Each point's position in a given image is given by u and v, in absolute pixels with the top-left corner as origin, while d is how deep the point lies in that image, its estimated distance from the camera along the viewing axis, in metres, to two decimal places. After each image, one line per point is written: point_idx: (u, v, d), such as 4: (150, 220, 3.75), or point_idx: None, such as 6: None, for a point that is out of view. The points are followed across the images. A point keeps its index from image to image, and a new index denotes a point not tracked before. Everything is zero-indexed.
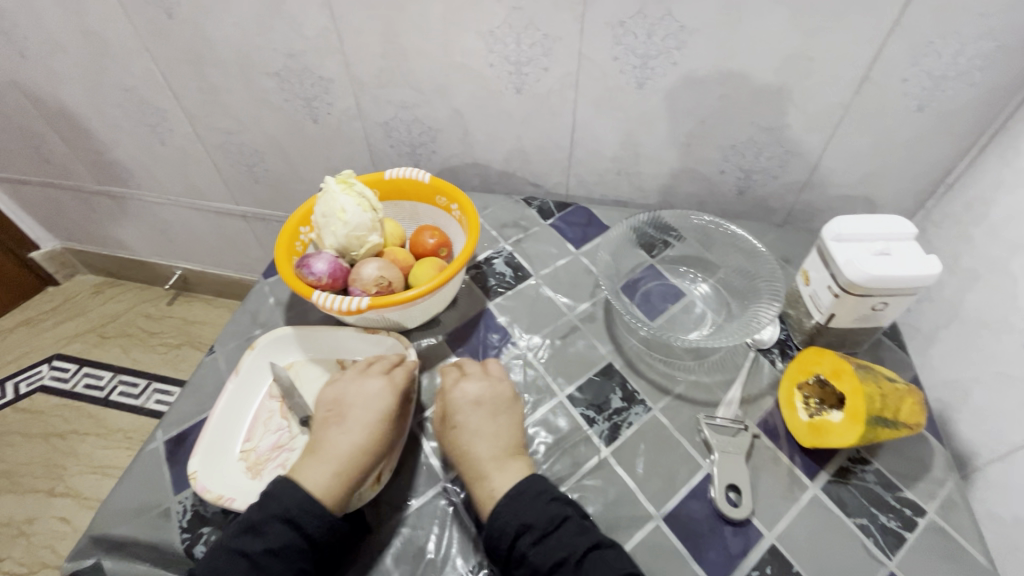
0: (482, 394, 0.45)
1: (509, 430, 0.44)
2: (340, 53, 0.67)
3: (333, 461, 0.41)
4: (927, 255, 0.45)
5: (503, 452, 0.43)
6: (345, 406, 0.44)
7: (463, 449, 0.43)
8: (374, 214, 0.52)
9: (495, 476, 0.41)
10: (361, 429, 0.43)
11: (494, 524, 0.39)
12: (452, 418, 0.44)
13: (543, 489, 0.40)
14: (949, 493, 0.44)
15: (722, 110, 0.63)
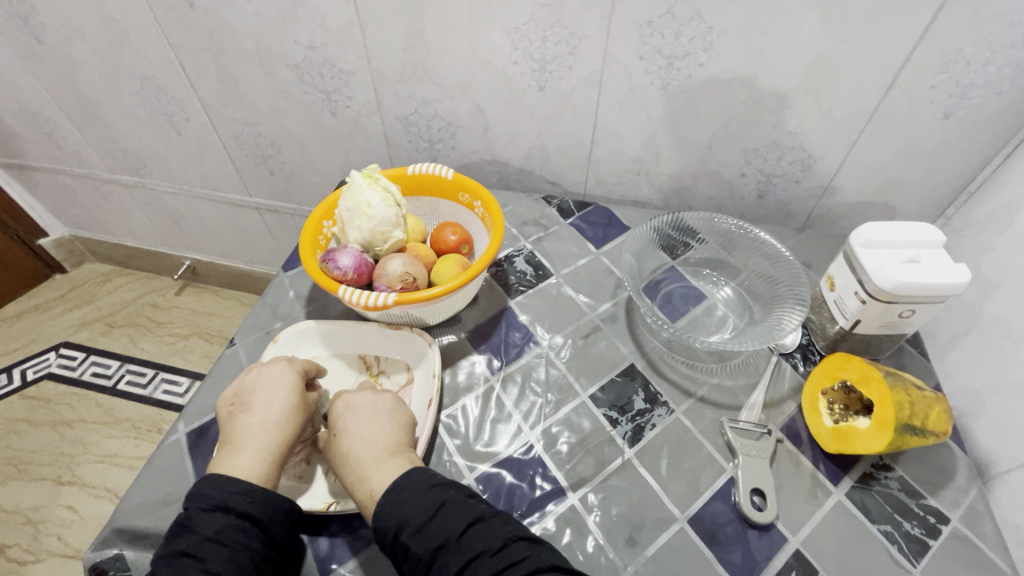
0: (367, 397, 0.45)
1: (386, 426, 0.44)
2: (363, 48, 0.68)
3: (248, 446, 0.42)
4: (957, 263, 0.45)
5: (384, 449, 0.42)
6: (248, 398, 0.45)
7: (337, 454, 0.42)
8: (398, 210, 0.53)
9: (372, 475, 0.41)
10: (278, 412, 0.44)
11: (376, 522, 0.38)
12: (331, 423, 0.44)
13: (423, 479, 0.40)
14: (973, 502, 0.44)
15: (748, 112, 0.63)
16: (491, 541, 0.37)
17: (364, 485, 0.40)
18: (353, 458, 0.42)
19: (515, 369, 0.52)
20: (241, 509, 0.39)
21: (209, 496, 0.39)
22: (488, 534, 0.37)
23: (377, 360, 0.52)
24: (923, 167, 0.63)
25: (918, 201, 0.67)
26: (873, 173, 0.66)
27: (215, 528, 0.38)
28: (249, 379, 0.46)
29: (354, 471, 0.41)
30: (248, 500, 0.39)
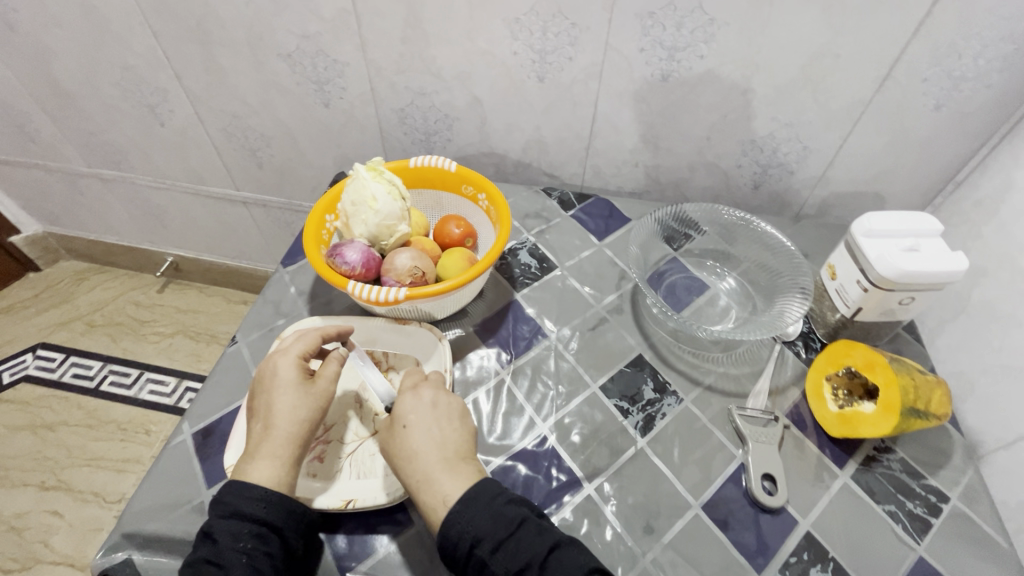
0: (439, 395, 0.44)
1: (456, 434, 0.42)
2: (359, 38, 0.66)
3: (259, 450, 0.41)
4: (954, 250, 0.46)
5: (456, 456, 0.41)
6: (256, 402, 0.44)
7: (405, 445, 0.41)
8: (403, 203, 0.53)
9: (445, 479, 0.40)
10: (282, 411, 0.42)
11: (448, 531, 0.37)
12: (401, 415, 0.42)
13: (497, 493, 0.39)
14: (970, 481, 0.45)
15: (746, 105, 0.64)
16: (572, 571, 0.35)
17: (433, 488, 0.39)
18: (424, 457, 0.40)
19: (525, 362, 0.52)
20: (260, 515, 0.38)
21: (226, 502, 0.39)
22: (566, 561, 0.36)
23: (385, 356, 0.51)
24: (913, 157, 0.65)
25: (907, 191, 0.69)
26: (865, 163, 0.67)
27: (235, 534, 0.37)
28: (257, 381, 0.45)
29: (422, 471, 0.40)
30: (266, 506, 0.39)
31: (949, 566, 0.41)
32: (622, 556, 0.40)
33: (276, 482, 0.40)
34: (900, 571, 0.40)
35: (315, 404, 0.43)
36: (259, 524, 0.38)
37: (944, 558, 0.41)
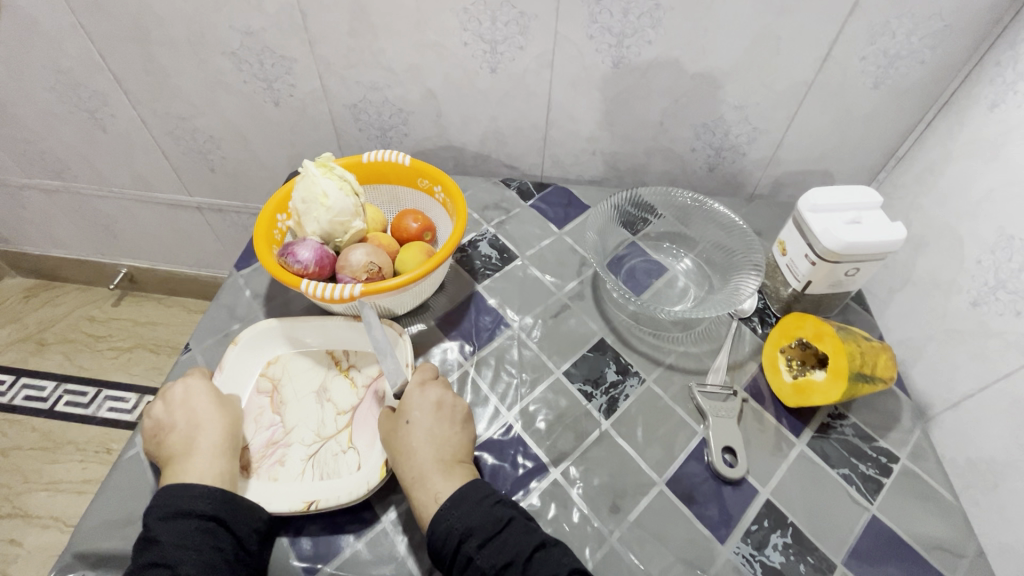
0: (444, 396, 0.45)
1: (455, 436, 0.43)
2: (305, 33, 0.65)
3: (192, 454, 0.41)
4: (893, 221, 0.48)
5: (452, 458, 0.42)
6: (167, 420, 0.43)
7: (406, 440, 0.42)
8: (356, 199, 0.52)
9: (438, 478, 0.40)
10: (209, 416, 0.43)
11: (437, 526, 0.37)
12: (405, 410, 0.43)
13: (488, 494, 0.40)
14: (918, 440, 0.47)
15: (696, 89, 0.65)
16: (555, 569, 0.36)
17: (427, 487, 0.40)
18: (424, 455, 0.41)
19: (488, 352, 0.52)
20: (204, 511, 0.38)
21: (168, 502, 0.38)
22: (551, 560, 0.36)
23: (346, 354, 0.51)
24: (857, 134, 0.67)
25: (853, 167, 0.72)
26: (812, 142, 0.69)
27: (180, 533, 0.37)
28: (158, 408, 0.44)
29: (420, 468, 0.40)
30: (209, 502, 0.39)
31: (900, 522, 0.42)
32: (589, 536, 0.41)
33: (221, 479, 0.40)
34: (855, 530, 0.42)
35: (239, 413, 0.45)
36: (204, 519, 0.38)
37: (895, 515, 0.43)
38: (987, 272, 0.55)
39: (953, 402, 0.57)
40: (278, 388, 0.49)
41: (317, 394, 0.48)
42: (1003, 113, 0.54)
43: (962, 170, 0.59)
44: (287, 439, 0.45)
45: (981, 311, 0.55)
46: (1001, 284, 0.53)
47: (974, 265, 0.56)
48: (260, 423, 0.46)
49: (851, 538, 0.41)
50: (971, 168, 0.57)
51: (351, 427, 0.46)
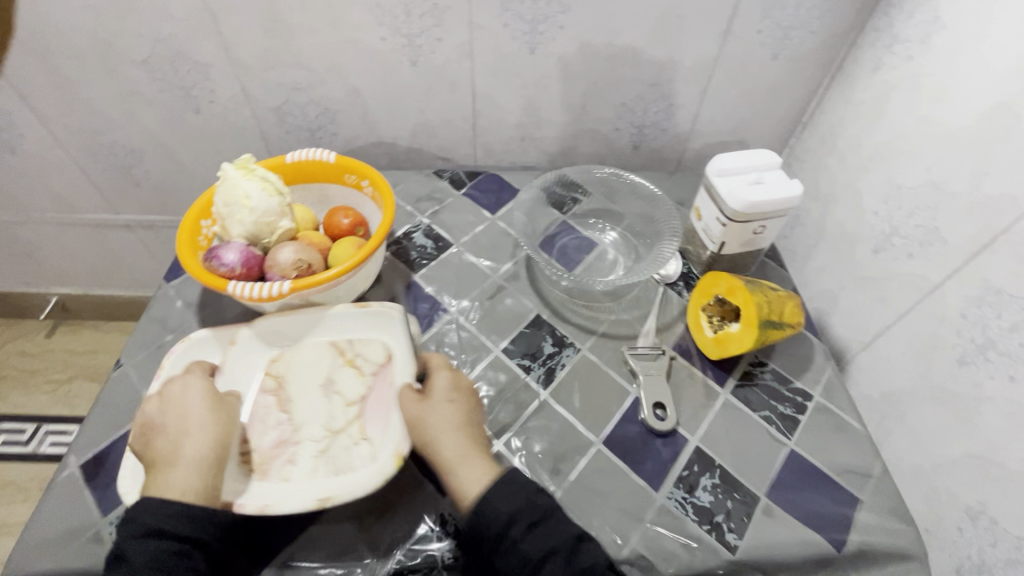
0: (461, 382, 0.45)
1: (478, 425, 0.44)
2: (217, 37, 0.64)
3: (176, 466, 0.40)
4: (791, 179, 0.52)
5: (477, 446, 0.42)
6: (161, 422, 0.42)
7: (428, 421, 0.42)
8: (281, 199, 0.52)
9: (468, 465, 0.41)
10: (199, 421, 0.42)
11: (485, 507, 0.38)
12: (438, 394, 0.44)
13: (531, 484, 0.40)
14: (829, 378, 0.52)
15: (612, 70, 0.68)
16: (557, 543, 0.36)
17: (472, 469, 0.40)
18: (454, 441, 0.42)
19: (428, 339, 0.53)
20: (183, 532, 0.37)
21: (146, 518, 0.37)
22: (555, 531, 0.37)
23: (348, 345, 0.51)
24: (765, 103, 0.72)
25: (765, 135, 0.76)
26: (726, 114, 0.73)
27: (150, 558, 0.36)
28: (153, 405, 0.43)
29: (453, 453, 0.41)
30: (188, 522, 0.37)
31: (815, 452, 0.46)
32: None
33: (202, 494, 0.39)
34: (775, 465, 0.45)
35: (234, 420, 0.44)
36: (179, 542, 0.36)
37: (811, 447, 0.47)
38: (883, 221, 0.59)
39: (866, 342, 0.62)
40: (283, 385, 0.48)
41: (275, 406, 0.47)
42: (885, 74, 0.59)
43: (856, 130, 0.64)
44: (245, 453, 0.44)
45: (881, 257, 0.60)
46: (894, 231, 0.58)
47: (873, 216, 0.61)
48: (267, 423, 0.46)
49: (772, 472, 0.45)
50: (864, 127, 0.62)
51: (361, 419, 0.46)
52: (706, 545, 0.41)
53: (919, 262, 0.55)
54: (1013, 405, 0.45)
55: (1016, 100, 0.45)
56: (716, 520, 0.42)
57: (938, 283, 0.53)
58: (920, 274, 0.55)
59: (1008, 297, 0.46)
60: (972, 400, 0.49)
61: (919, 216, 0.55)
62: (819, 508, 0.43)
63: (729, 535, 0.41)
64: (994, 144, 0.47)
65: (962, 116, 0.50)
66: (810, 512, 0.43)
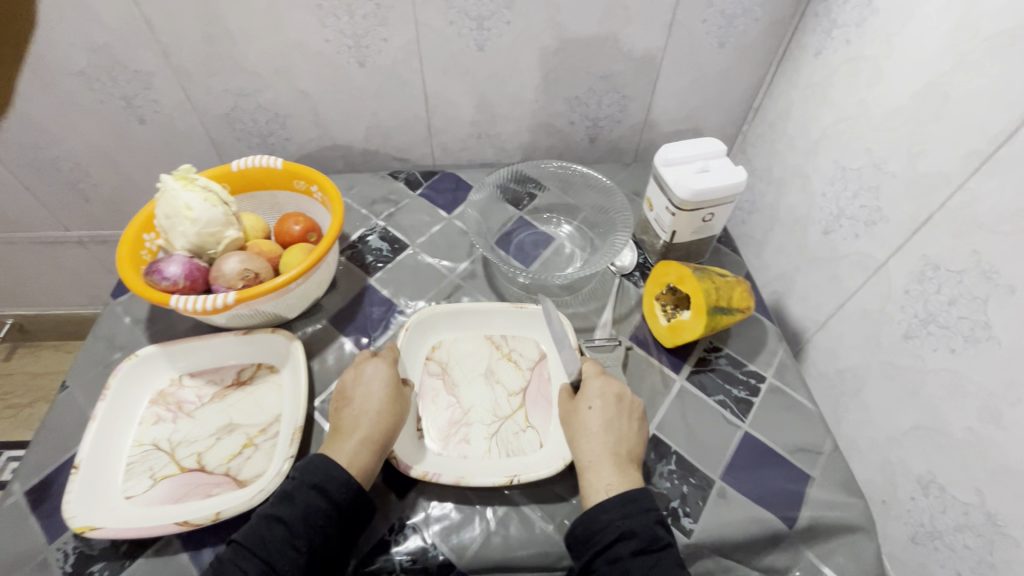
0: (623, 390, 0.45)
1: (636, 432, 0.43)
2: (155, 44, 0.62)
3: (357, 434, 0.42)
4: (736, 166, 0.52)
5: (626, 455, 0.42)
6: (350, 395, 0.44)
7: (584, 425, 0.43)
8: (225, 208, 0.50)
9: (611, 473, 0.41)
10: (381, 404, 0.44)
11: (600, 515, 0.38)
12: (586, 397, 0.44)
13: (653, 508, 0.39)
14: (782, 359, 0.53)
15: (561, 64, 0.68)
16: (635, 526, 0.38)
17: (599, 478, 0.41)
18: (601, 446, 0.42)
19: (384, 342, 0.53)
20: (305, 496, 0.38)
21: (312, 474, 0.39)
22: (634, 515, 0.38)
23: (503, 339, 0.53)
24: (715, 91, 0.72)
25: (718, 123, 0.77)
26: (678, 103, 0.74)
27: (307, 517, 0.38)
28: (349, 374, 0.46)
29: (593, 457, 0.42)
30: (344, 490, 0.39)
31: (768, 433, 0.47)
32: (490, 494, 0.43)
33: (363, 469, 0.41)
34: (730, 447, 0.46)
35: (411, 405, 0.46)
36: (301, 506, 0.38)
37: (765, 428, 0.48)
38: (831, 202, 0.61)
39: (821, 322, 0.64)
40: (448, 370, 0.51)
41: (228, 426, 0.46)
42: (826, 58, 0.60)
43: (803, 114, 0.65)
44: (192, 471, 0.43)
45: (831, 239, 0.61)
46: (842, 213, 0.59)
47: (821, 198, 0.62)
48: (438, 403, 0.48)
49: (727, 454, 0.46)
50: (810, 111, 0.63)
51: (525, 408, 0.48)
52: None
53: (865, 241, 0.56)
54: (955, 376, 0.47)
55: (943, 79, 0.46)
56: (672, 506, 0.43)
57: (883, 261, 0.54)
58: (866, 253, 0.56)
59: (945, 272, 0.47)
60: (918, 373, 0.50)
61: (864, 196, 0.56)
62: (772, 487, 0.44)
63: (684, 519, 0.42)
64: (927, 123, 0.48)
65: (898, 97, 0.51)
66: (763, 492, 0.44)
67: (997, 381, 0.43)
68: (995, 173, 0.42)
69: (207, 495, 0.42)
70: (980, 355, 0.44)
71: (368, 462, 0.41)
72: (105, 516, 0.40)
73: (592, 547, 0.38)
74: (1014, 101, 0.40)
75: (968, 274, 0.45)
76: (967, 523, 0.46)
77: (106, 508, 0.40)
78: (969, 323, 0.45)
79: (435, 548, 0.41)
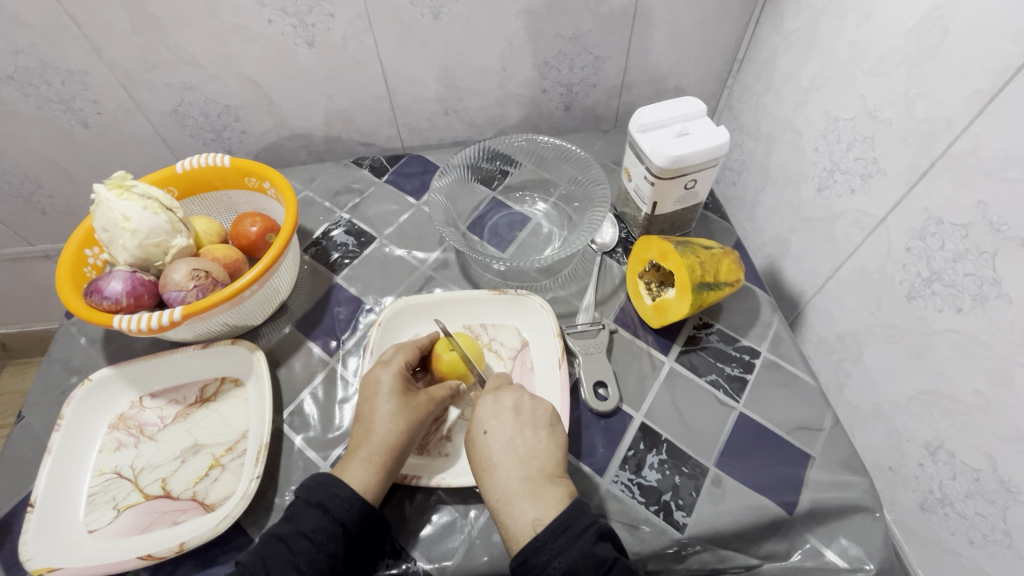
0: (520, 399, 0.41)
1: (543, 446, 0.39)
2: (84, 39, 0.57)
3: (361, 454, 0.39)
4: (717, 126, 0.48)
5: (541, 476, 0.38)
6: (361, 410, 0.41)
7: (488, 455, 0.39)
8: (169, 214, 0.46)
9: (529, 503, 0.37)
10: (387, 422, 0.40)
11: (534, 558, 0.34)
12: (480, 422, 0.40)
13: (589, 524, 0.35)
14: (775, 332, 0.50)
15: (526, 27, 0.63)
16: (573, 561, 0.34)
17: (517, 512, 0.36)
18: (509, 476, 0.38)
19: (353, 342, 0.51)
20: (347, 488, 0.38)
21: (314, 491, 0.38)
22: (568, 548, 0.34)
23: (483, 328, 0.50)
24: (694, 45, 0.67)
25: (701, 78, 0.72)
26: (655, 60, 0.69)
27: (331, 481, 0.38)
28: (365, 390, 0.42)
29: (506, 489, 0.37)
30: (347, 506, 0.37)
31: (763, 412, 0.45)
32: (473, 499, 0.42)
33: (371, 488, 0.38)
34: (724, 431, 0.44)
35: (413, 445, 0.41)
36: (347, 491, 0.38)
37: (759, 407, 0.45)
38: (823, 157, 0.56)
39: (818, 285, 0.58)
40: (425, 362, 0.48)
41: (192, 446, 0.44)
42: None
43: (790, 63, 0.60)
44: (157, 498, 0.41)
45: (825, 196, 0.56)
46: (836, 167, 0.54)
47: (812, 152, 0.57)
48: None
49: (721, 438, 0.44)
50: (797, 59, 0.58)
51: None
52: (653, 526, 0.40)
53: (861, 198, 0.51)
54: (962, 337, 0.42)
55: (940, 12, 0.41)
56: (663, 499, 0.41)
57: (881, 218, 0.49)
58: (862, 210, 0.51)
59: (949, 227, 0.42)
60: (920, 336, 0.46)
61: (858, 148, 0.51)
62: (768, 473, 0.42)
63: (677, 513, 0.40)
64: (924, 63, 0.43)
65: (893, 36, 0.46)
66: (762, 477, 0.42)
67: (1008, 342, 0.38)
68: (1001, 114, 0.37)
69: (173, 522, 0.39)
70: (989, 314, 0.40)
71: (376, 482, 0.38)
72: (65, 555, 0.38)
73: None
74: (1020, 32, 0.36)
75: (974, 228, 0.40)
76: (977, 490, 0.42)
77: (67, 545, 0.38)
78: (976, 280, 0.40)
79: (415, 561, 0.39)
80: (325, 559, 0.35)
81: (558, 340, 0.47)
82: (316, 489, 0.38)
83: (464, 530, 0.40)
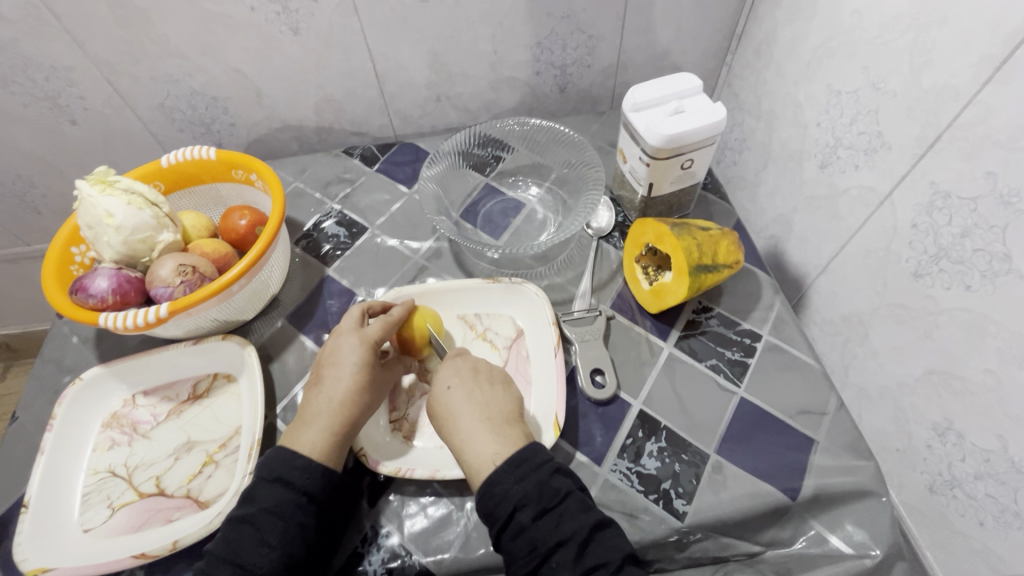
0: (479, 361, 0.42)
1: (501, 395, 0.40)
2: (64, 32, 0.56)
3: (315, 419, 0.39)
4: (714, 102, 0.47)
5: (500, 417, 0.39)
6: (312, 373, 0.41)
7: (448, 406, 0.39)
8: (154, 210, 0.45)
9: (490, 440, 0.37)
10: (339, 383, 0.39)
11: (495, 491, 0.35)
12: (442, 379, 0.40)
13: (546, 462, 0.36)
14: (778, 314, 0.49)
15: (517, 6, 0.61)
16: (531, 492, 0.34)
17: (480, 447, 0.37)
18: (469, 418, 0.38)
19: None
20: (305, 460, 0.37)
21: (272, 468, 0.37)
22: (522, 476, 0.35)
23: (478, 318, 0.49)
24: (692, 20, 0.65)
25: (699, 55, 0.70)
26: (651, 38, 0.67)
27: (287, 453, 0.37)
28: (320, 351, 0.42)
29: (468, 431, 0.38)
30: (308, 476, 0.37)
31: (765, 396, 0.44)
32: (468, 491, 0.41)
33: (323, 450, 0.38)
34: (725, 417, 0.43)
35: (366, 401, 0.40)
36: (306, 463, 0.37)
37: (761, 391, 0.44)
38: (827, 132, 0.54)
39: (822, 265, 0.57)
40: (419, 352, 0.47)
41: (186, 443, 0.43)
42: None
43: (791, 35, 0.57)
44: (151, 496, 0.41)
45: (828, 173, 0.54)
46: (839, 142, 0.52)
47: (815, 128, 0.55)
48: (411, 393, 0.45)
49: (721, 425, 0.43)
50: (798, 30, 0.56)
51: None
52: (652, 516, 0.39)
53: (866, 173, 0.49)
54: (971, 316, 0.40)
55: None
56: (663, 488, 0.40)
57: (887, 193, 0.47)
58: (868, 186, 0.49)
59: (957, 201, 0.40)
60: (928, 315, 0.44)
61: (862, 122, 0.49)
62: (771, 458, 0.41)
63: (676, 502, 0.39)
64: (930, 30, 0.41)
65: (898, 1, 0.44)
66: (764, 463, 0.41)
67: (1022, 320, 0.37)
68: (1010, 81, 0.35)
69: (168, 520, 0.39)
70: (1000, 291, 0.38)
71: (328, 443, 0.38)
72: (61, 555, 0.38)
73: (496, 526, 0.34)
74: None
75: (982, 201, 0.38)
76: (987, 471, 0.41)
77: (62, 545, 0.38)
78: (985, 256, 0.39)
79: (411, 555, 0.39)
80: (296, 529, 0.35)
81: (553, 328, 0.45)
82: (274, 464, 0.37)
83: (461, 522, 0.40)
